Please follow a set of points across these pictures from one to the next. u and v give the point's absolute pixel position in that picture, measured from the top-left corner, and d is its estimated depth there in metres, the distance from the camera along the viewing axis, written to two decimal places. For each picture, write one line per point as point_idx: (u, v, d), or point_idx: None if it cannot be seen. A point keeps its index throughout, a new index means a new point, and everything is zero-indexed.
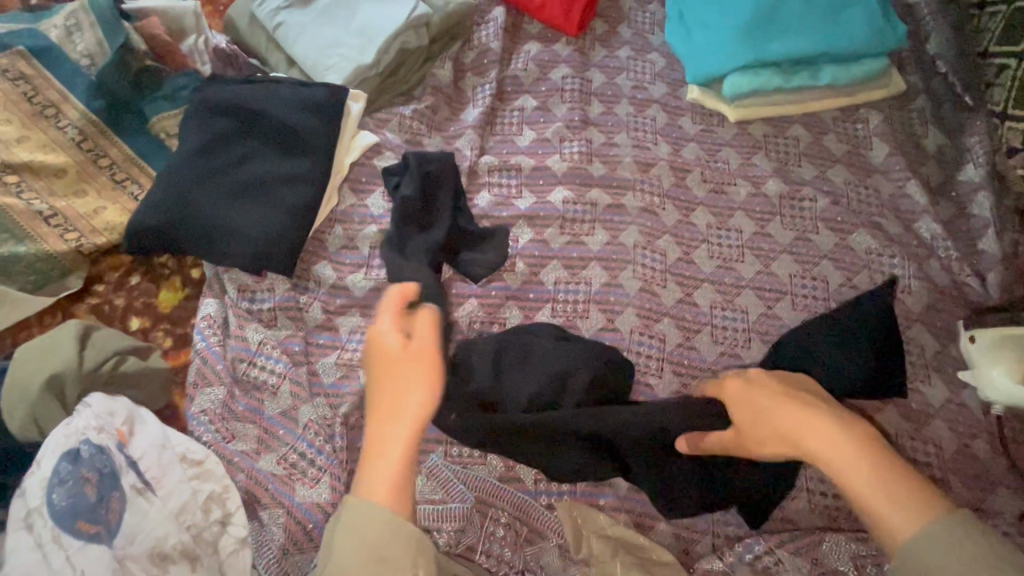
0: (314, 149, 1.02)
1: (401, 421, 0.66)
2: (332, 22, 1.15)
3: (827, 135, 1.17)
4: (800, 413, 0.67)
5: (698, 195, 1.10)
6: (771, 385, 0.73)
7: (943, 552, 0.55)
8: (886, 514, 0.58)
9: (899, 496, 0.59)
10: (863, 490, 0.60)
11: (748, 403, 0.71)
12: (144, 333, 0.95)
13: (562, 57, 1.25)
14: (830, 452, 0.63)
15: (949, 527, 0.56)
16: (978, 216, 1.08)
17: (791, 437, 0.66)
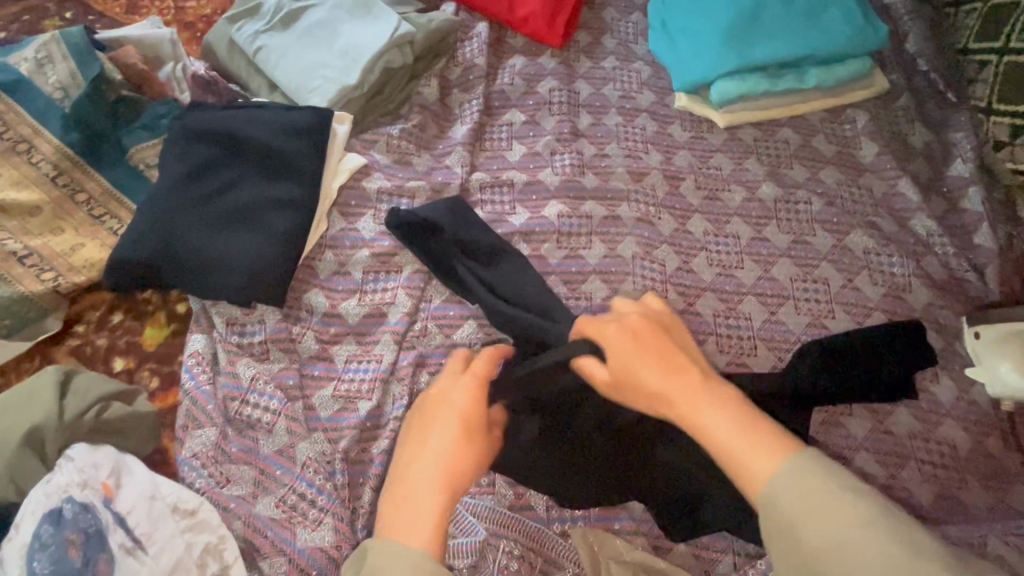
0: (300, 173, 0.98)
1: (435, 466, 0.58)
2: (314, 44, 1.13)
3: (817, 137, 1.17)
4: (668, 376, 0.59)
5: (693, 203, 1.09)
6: (655, 339, 0.62)
7: (796, 490, 0.50)
8: (749, 469, 0.53)
9: (757, 444, 0.53)
10: (730, 450, 0.54)
11: (626, 355, 0.62)
12: (129, 374, 0.90)
13: (547, 70, 1.24)
14: (721, 420, 0.55)
15: (804, 486, 0.50)
16: (971, 211, 1.08)
17: (664, 399, 0.59)
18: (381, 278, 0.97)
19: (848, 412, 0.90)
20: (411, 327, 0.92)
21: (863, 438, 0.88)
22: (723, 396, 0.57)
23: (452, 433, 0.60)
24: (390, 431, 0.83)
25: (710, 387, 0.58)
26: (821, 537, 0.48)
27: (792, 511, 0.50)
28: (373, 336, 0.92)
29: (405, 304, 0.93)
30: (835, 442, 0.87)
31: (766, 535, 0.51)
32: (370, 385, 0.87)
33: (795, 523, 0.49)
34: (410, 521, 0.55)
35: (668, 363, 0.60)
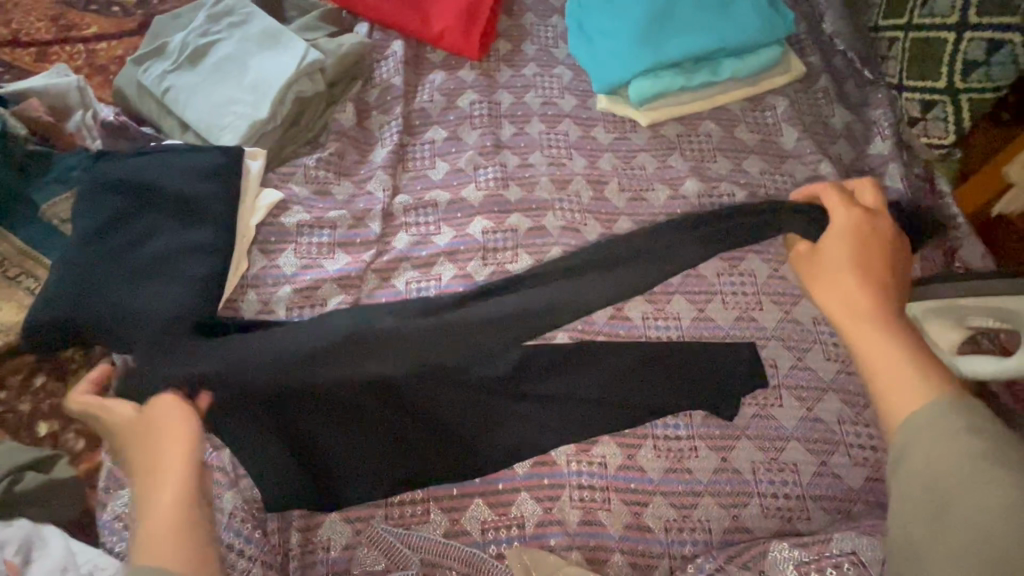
0: (214, 213, 0.97)
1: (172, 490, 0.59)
2: (222, 79, 1.11)
3: (738, 127, 1.17)
4: (858, 283, 0.69)
5: (618, 205, 1.09)
6: (870, 262, 0.72)
7: (931, 446, 0.53)
8: (907, 388, 0.58)
9: (908, 380, 0.59)
10: (886, 366, 0.60)
11: (829, 260, 0.73)
12: (54, 437, 0.89)
13: (467, 83, 1.23)
14: (882, 345, 0.62)
15: (921, 421, 0.55)
16: (891, 188, 1.09)
17: (839, 311, 0.68)
18: (305, 313, 0.96)
19: (777, 403, 0.90)
20: None
21: (794, 427, 0.88)
22: (885, 318, 0.65)
23: (177, 458, 0.62)
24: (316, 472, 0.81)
25: (883, 306, 0.67)
26: (940, 463, 0.52)
27: (923, 472, 0.53)
28: None
29: None
30: (766, 435, 0.88)
31: (904, 488, 0.54)
32: None
33: (934, 480, 0.52)
34: (157, 542, 0.54)
35: (862, 269, 0.71)
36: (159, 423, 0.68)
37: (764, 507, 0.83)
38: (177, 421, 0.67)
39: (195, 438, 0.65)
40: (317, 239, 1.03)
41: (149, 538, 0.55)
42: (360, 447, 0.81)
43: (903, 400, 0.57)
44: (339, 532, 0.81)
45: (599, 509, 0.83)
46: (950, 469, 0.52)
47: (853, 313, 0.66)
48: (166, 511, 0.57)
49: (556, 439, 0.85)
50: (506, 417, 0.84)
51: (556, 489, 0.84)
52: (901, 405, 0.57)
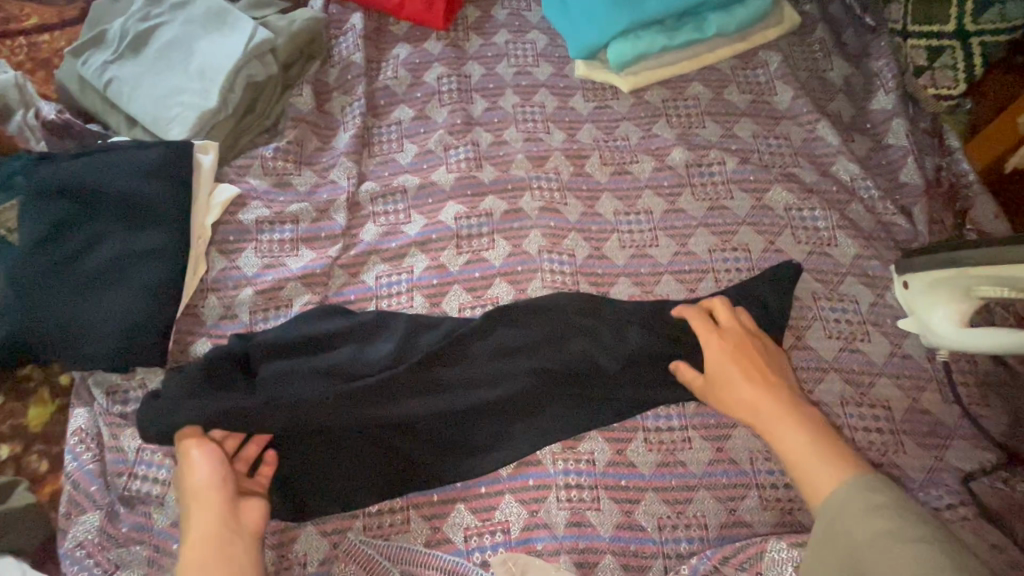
0: (164, 214, 0.91)
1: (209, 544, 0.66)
2: (167, 67, 1.03)
3: (728, 88, 1.08)
4: (751, 389, 0.73)
5: (600, 181, 1.02)
6: (744, 356, 0.77)
7: (847, 519, 0.58)
8: (810, 478, 0.64)
9: (817, 456, 0.65)
10: (797, 460, 0.66)
11: (715, 367, 0.77)
12: (16, 461, 0.85)
13: (434, 56, 1.14)
14: (795, 446, 0.67)
15: (849, 495, 0.60)
16: (896, 146, 1.00)
17: (755, 417, 0.72)
18: (270, 316, 0.91)
19: None
20: None
21: None
22: (779, 404, 0.71)
23: (209, 517, 0.68)
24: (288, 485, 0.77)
25: (777, 399, 0.72)
26: (859, 527, 0.57)
27: (840, 539, 0.58)
28: None
29: None
30: None
31: (823, 550, 0.59)
32: None
33: (853, 545, 0.56)
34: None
35: (751, 368, 0.75)
36: (189, 469, 0.72)
37: (763, 499, 0.79)
38: (210, 472, 0.71)
39: (229, 491, 0.71)
40: (279, 236, 0.96)
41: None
42: (342, 453, 0.79)
43: (818, 482, 0.63)
44: (316, 547, 0.77)
45: (587, 510, 0.78)
46: (862, 540, 0.56)
47: (752, 415, 0.72)
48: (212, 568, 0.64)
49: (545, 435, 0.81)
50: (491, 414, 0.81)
51: (541, 490, 0.79)
52: (816, 490, 0.63)
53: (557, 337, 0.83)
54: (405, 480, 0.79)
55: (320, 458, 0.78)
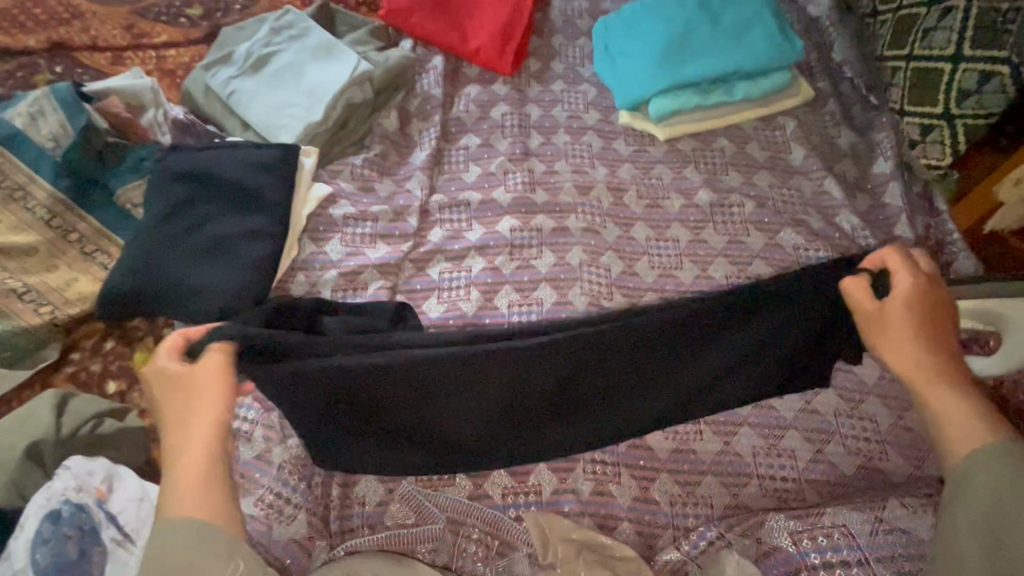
0: (272, 203, 1.08)
1: (196, 457, 0.66)
2: (282, 86, 1.23)
3: (749, 144, 1.27)
4: (920, 346, 0.70)
5: (636, 211, 1.19)
6: (922, 307, 0.71)
7: (1001, 489, 0.62)
8: (964, 436, 0.66)
9: (971, 422, 0.67)
10: (949, 412, 0.68)
11: (891, 319, 0.71)
12: (121, 395, 0.99)
13: (500, 96, 1.34)
14: (948, 414, 0.68)
15: (999, 471, 0.63)
16: (891, 204, 1.17)
17: (910, 377, 0.70)
18: (348, 296, 1.07)
19: (778, 396, 0.97)
20: None
21: (793, 418, 0.95)
22: (943, 366, 0.70)
23: (202, 414, 0.69)
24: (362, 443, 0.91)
25: (939, 357, 0.70)
26: (989, 493, 0.62)
27: (984, 502, 0.62)
28: None
29: None
30: (767, 424, 0.95)
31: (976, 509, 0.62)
32: None
33: (1002, 506, 0.61)
34: (189, 502, 0.64)
35: (926, 324, 0.71)
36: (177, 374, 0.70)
37: (762, 487, 0.90)
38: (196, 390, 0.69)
39: (207, 393, 0.69)
40: (361, 230, 1.13)
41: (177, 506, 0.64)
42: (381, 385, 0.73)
43: (966, 446, 0.66)
44: (373, 490, 0.89)
45: (610, 482, 0.90)
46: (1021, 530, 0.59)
47: (914, 370, 0.70)
48: (200, 473, 0.66)
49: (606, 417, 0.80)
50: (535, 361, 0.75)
51: (571, 461, 0.92)
52: (967, 446, 0.66)
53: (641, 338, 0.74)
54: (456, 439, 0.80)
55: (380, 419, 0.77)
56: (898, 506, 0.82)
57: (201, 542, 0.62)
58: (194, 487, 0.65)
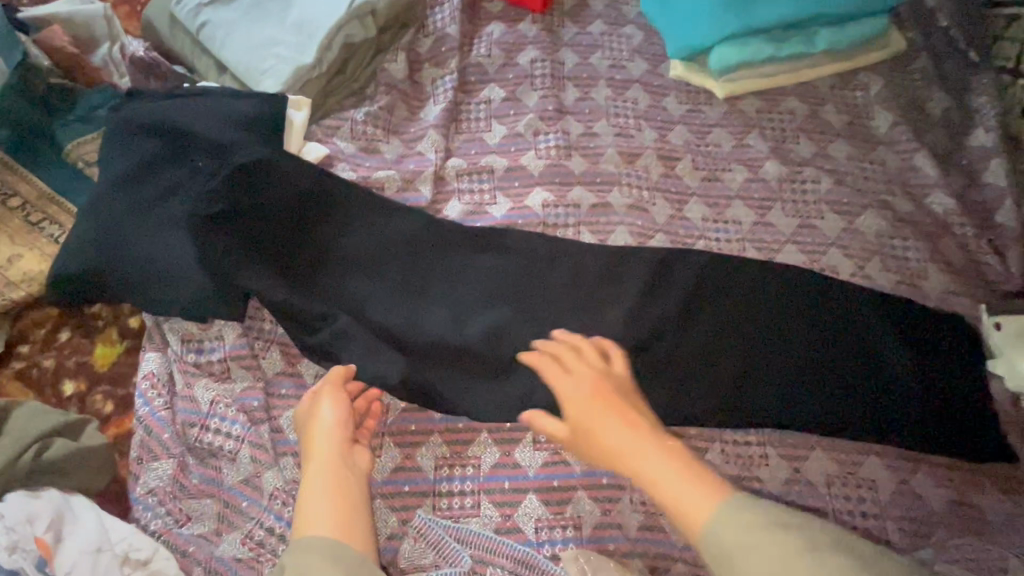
0: (239, 185, 0.85)
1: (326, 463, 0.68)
2: (266, 17, 1.00)
3: (824, 106, 1.07)
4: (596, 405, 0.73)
5: (691, 185, 1.00)
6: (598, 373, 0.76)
7: (752, 541, 0.55)
8: (681, 500, 0.61)
9: (687, 477, 0.62)
10: (642, 472, 0.65)
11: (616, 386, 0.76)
12: (80, 399, 0.82)
13: (528, 38, 1.12)
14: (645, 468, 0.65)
15: (734, 511, 0.58)
16: (993, 185, 0.99)
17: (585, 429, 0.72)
18: None
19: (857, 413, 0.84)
20: None
21: (873, 440, 0.82)
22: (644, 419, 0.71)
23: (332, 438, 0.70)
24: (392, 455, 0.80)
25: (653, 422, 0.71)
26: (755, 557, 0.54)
27: (747, 545, 0.55)
28: None
29: None
30: (843, 447, 0.82)
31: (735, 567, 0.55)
32: None
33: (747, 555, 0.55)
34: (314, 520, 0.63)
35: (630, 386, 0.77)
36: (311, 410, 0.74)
37: (840, 524, 0.77)
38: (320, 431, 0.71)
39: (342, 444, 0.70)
40: None
41: (318, 516, 0.63)
42: (429, 262, 0.89)
43: (698, 505, 0.60)
44: (384, 520, 0.76)
45: (661, 515, 0.77)
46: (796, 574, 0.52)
47: (622, 411, 0.72)
48: (330, 483, 0.66)
49: (697, 364, 0.85)
50: (581, 303, 0.88)
51: (617, 490, 0.78)
52: (694, 512, 0.60)
53: (757, 297, 0.89)
54: (537, 256, 0.90)
55: (487, 332, 0.84)
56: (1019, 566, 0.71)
57: (329, 559, 0.58)
58: (335, 502, 0.64)
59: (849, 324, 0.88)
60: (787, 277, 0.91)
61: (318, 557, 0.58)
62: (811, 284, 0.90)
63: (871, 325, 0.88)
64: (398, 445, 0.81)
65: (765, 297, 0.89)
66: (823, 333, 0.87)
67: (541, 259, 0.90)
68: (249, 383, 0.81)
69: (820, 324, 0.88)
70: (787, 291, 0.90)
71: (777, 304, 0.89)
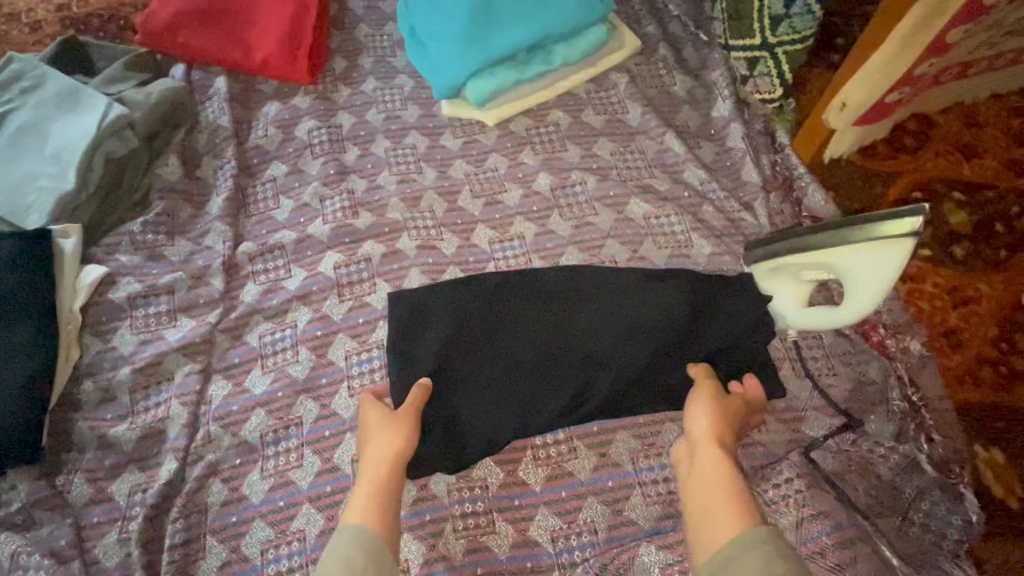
0: (14, 334, 0.84)
1: (379, 453, 0.74)
2: (21, 154, 1.00)
3: (585, 111, 1.16)
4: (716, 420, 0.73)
5: (474, 213, 1.06)
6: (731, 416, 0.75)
7: (743, 563, 0.54)
8: (711, 524, 0.60)
9: (718, 504, 0.61)
10: (700, 502, 0.63)
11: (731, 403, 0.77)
12: None
13: (303, 110, 1.17)
14: (699, 476, 0.66)
15: (745, 535, 0.56)
16: (736, 148, 1.10)
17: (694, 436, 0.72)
18: (153, 392, 0.90)
19: None
20: (204, 405, 0.90)
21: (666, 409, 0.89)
22: (722, 442, 0.70)
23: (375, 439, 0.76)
24: (216, 552, 0.81)
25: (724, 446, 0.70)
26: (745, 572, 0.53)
27: (743, 558, 0.54)
28: (156, 437, 0.87)
29: (180, 415, 0.88)
30: (640, 422, 0.89)
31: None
32: (154, 471, 0.85)
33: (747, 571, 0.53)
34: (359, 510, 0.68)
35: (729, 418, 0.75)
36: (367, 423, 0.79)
37: (646, 495, 0.84)
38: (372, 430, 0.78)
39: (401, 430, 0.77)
40: (154, 309, 0.96)
41: (353, 509, 0.68)
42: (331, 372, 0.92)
43: (718, 531, 0.59)
44: None
45: (482, 534, 0.81)
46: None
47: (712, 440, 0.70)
48: (376, 479, 0.72)
49: (528, 394, 0.83)
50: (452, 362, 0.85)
51: (438, 524, 0.81)
52: (717, 539, 0.58)
53: (570, 305, 0.89)
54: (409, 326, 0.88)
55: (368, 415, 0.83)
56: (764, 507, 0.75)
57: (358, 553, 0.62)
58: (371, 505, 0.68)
59: (644, 303, 0.87)
60: (589, 280, 0.92)
61: (351, 549, 0.63)
62: (614, 277, 0.91)
63: None
64: (222, 541, 0.81)
65: (576, 304, 0.89)
66: (620, 305, 0.88)
67: (416, 330, 0.87)
68: (57, 523, 0.81)
69: (636, 312, 0.86)
70: (595, 291, 0.90)
71: (593, 300, 0.89)
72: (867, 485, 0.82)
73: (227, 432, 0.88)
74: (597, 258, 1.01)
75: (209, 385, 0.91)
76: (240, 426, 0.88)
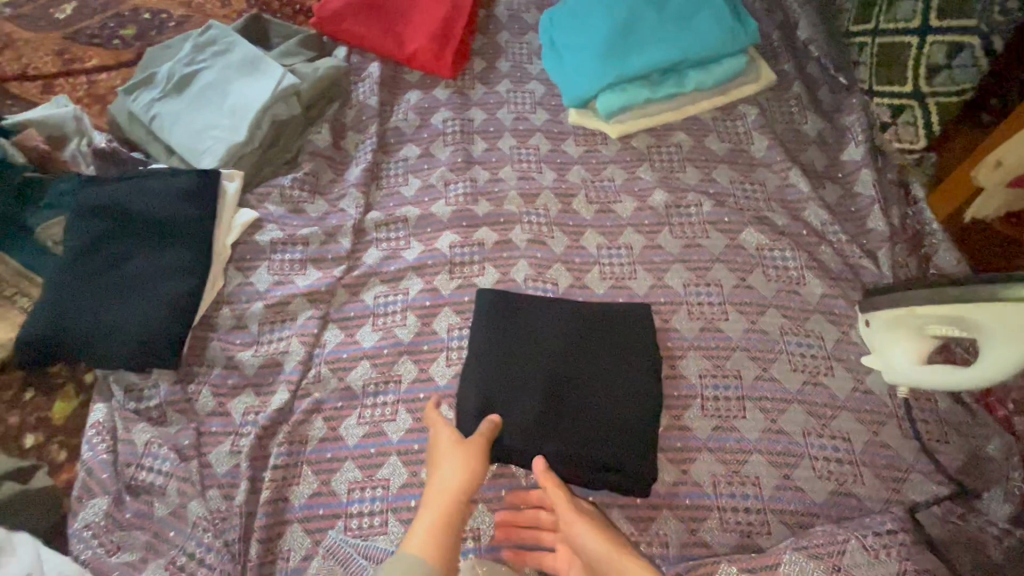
0: (185, 256, 0.98)
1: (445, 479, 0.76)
2: (206, 105, 1.16)
3: (709, 136, 1.17)
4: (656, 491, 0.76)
5: (585, 218, 1.10)
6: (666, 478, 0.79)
7: None
8: None
9: None
10: None
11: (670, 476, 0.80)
12: (37, 450, 0.90)
13: (441, 101, 1.26)
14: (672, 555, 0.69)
15: None
16: (865, 195, 1.08)
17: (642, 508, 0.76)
18: (276, 329, 1.00)
19: (740, 414, 0.89)
20: (318, 348, 0.98)
21: (755, 440, 0.87)
22: None
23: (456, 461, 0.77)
24: (310, 481, 0.88)
25: None
26: None
27: None
28: (273, 367, 0.97)
29: (298, 353, 0.97)
30: (727, 448, 0.87)
31: None
32: (268, 397, 0.94)
33: None
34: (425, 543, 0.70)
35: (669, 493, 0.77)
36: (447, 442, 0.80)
37: (724, 521, 0.83)
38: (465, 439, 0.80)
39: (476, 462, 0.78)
40: (290, 256, 1.06)
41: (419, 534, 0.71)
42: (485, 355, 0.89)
43: None
44: (300, 542, 0.84)
45: None
46: None
47: None
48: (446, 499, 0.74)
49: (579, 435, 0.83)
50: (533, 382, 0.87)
51: (513, 501, 0.85)
52: None
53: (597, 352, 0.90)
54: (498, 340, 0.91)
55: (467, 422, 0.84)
56: (858, 550, 0.72)
57: None
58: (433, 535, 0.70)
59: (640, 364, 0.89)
60: (611, 324, 0.92)
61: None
62: (629, 324, 0.93)
63: (745, 332, 0.96)
64: (316, 473, 0.88)
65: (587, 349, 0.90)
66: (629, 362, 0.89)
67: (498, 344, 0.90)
68: (183, 425, 0.92)
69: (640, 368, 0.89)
70: (618, 338, 0.91)
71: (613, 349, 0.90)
72: (972, 562, 0.77)
73: (333, 374, 0.96)
74: (702, 279, 1.02)
75: (324, 330, 1.00)
76: (346, 372, 0.96)
